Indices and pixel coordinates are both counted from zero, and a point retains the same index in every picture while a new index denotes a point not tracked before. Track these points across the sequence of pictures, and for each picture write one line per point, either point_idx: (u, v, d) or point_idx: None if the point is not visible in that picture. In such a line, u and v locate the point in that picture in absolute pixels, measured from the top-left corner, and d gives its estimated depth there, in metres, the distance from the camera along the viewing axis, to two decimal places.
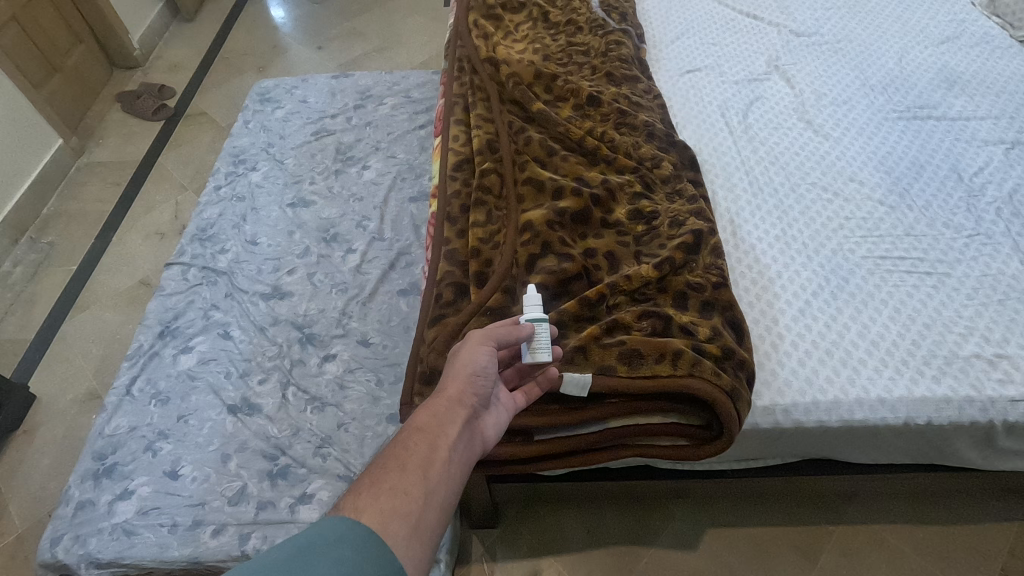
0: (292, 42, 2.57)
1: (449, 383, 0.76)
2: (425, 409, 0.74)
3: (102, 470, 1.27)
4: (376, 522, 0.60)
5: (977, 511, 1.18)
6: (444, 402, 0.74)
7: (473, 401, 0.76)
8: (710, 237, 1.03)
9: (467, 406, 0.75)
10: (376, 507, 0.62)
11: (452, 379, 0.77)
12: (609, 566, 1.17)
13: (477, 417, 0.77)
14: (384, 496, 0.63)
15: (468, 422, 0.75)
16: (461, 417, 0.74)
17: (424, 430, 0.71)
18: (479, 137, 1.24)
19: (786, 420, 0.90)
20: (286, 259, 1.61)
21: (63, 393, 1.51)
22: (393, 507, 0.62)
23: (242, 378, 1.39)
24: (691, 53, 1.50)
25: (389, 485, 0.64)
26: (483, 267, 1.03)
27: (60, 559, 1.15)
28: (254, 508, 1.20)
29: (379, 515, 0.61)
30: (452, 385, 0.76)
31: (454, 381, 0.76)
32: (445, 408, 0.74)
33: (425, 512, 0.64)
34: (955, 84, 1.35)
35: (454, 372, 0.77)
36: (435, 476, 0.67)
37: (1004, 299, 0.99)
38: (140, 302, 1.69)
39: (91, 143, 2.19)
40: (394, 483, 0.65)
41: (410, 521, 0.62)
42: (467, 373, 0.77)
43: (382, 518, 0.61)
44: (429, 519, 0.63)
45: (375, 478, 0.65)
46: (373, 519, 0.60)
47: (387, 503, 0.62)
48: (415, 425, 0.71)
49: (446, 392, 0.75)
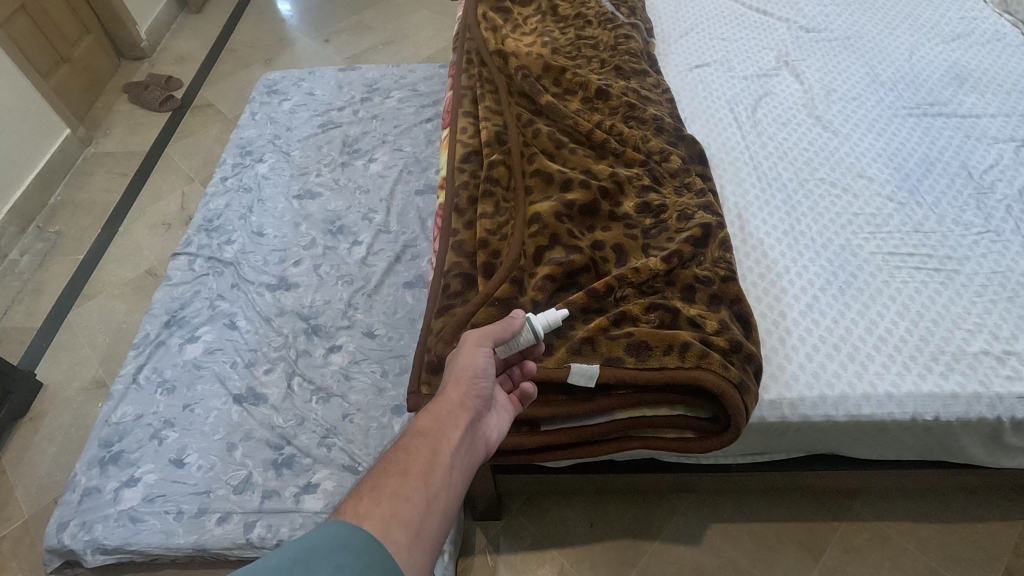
0: (298, 35, 2.57)
1: (449, 386, 0.75)
2: (425, 413, 0.72)
3: (108, 457, 1.28)
4: (377, 528, 0.59)
5: (982, 509, 1.18)
6: (445, 405, 0.73)
7: (475, 405, 0.75)
8: (718, 231, 1.02)
9: (469, 410, 0.74)
10: (377, 513, 0.60)
11: (452, 383, 0.76)
12: (611, 559, 1.18)
13: (479, 421, 0.76)
14: (386, 501, 0.62)
15: (470, 426, 0.74)
16: (463, 421, 0.73)
17: (425, 434, 0.69)
18: (487, 129, 1.24)
19: (793, 415, 0.90)
20: (292, 251, 1.61)
21: (69, 381, 1.52)
22: (394, 513, 0.60)
23: (247, 367, 1.39)
24: (700, 48, 1.50)
25: (391, 490, 0.62)
26: (491, 258, 1.03)
27: (67, 545, 1.17)
28: (258, 497, 1.20)
29: (380, 521, 0.59)
30: (452, 389, 0.75)
31: (454, 385, 0.75)
32: (446, 412, 0.73)
33: (427, 519, 0.62)
34: (965, 81, 1.34)
35: (454, 375, 0.76)
36: (437, 481, 0.66)
37: (1013, 296, 0.99)
38: (146, 292, 1.69)
39: (98, 133, 2.19)
40: (396, 488, 0.63)
41: (412, 527, 0.60)
42: (468, 376, 0.76)
43: (383, 525, 0.59)
44: (431, 526, 0.62)
45: (376, 482, 0.64)
46: (375, 525, 0.59)
47: (389, 509, 0.61)
48: (417, 429, 0.70)
49: (446, 396, 0.74)
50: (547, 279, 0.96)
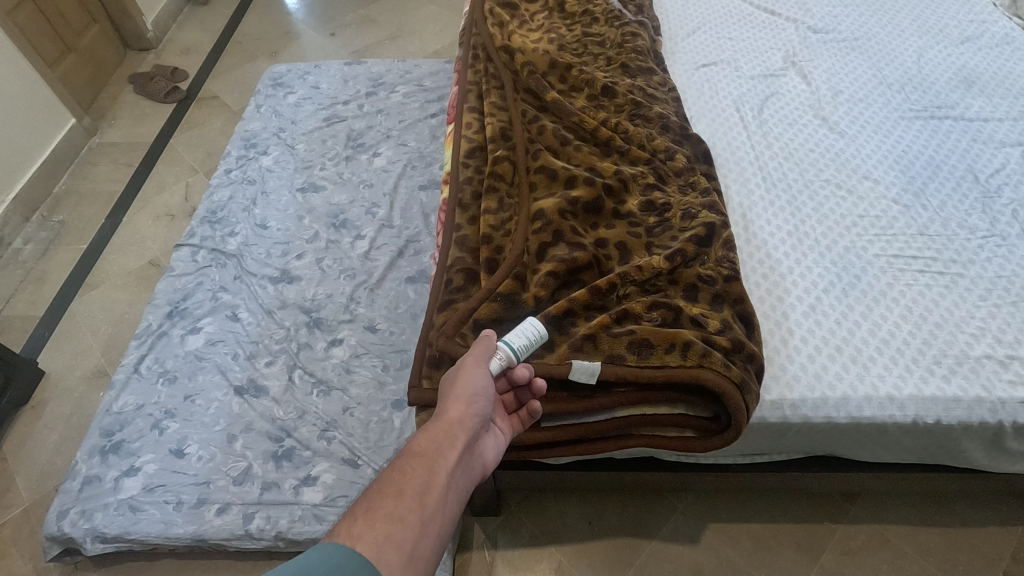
0: (304, 28, 2.57)
1: (448, 406, 0.76)
2: (423, 433, 0.73)
3: (108, 446, 1.28)
4: (372, 550, 0.58)
5: (982, 514, 1.18)
6: (443, 426, 0.73)
7: (473, 425, 0.76)
8: (723, 230, 1.02)
9: (467, 430, 0.75)
10: (371, 534, 0.60)
11: (452, 404, 0.77)
12: (608, 556, 1.18)
13: (477, 443, 0.77)
14: (381, 523, 0.61)
15: (468, 447, 0.74)
16: (460, 442, 0.73)
17: (422, 455, 0.70)
18: (493, 125, 1.23)
19: (794, 415, 0.90)
20: (295, 244, 1.61)
21: (71, 370, 1.52)
22: (389, 534, 0.60)
23: (249, 359, 1.39)
24: (707, 47, 1.49)
25: (386, 511, 0.62)
26: (495, 253, 1.03)
27: (67, 532, 1.17)
28: (258, 489, 1.21)
29: (375, 542, 0.59)
30: (452, 409, 0.76)
31: (455, 405, 0.76)
32: (444, 432, 0.73)
33: (421, 541, 0.62)
34: (973, 84, 1.34)
35: (453, 395, 0.77)
36: (433, 503, 0.66)
37: (1017, 301, 0.98)
38: (149, 283, 1.69)
39: (104, 124, 2.19)
40: (392, 509, 0.63)
41: (406, 549, 0.60)
42: (467, 396, 0.77)
43: (376, 545, 0.59)
44: (424, 549, 0.62)
45: (372, 503, 0.64)
46: (369, 547, 0.58)
47: (384, 530, 0.61)
48: (415, 449, 0.70)
49: (445, 417, 0.75)
50: (550, 276, 0.95)
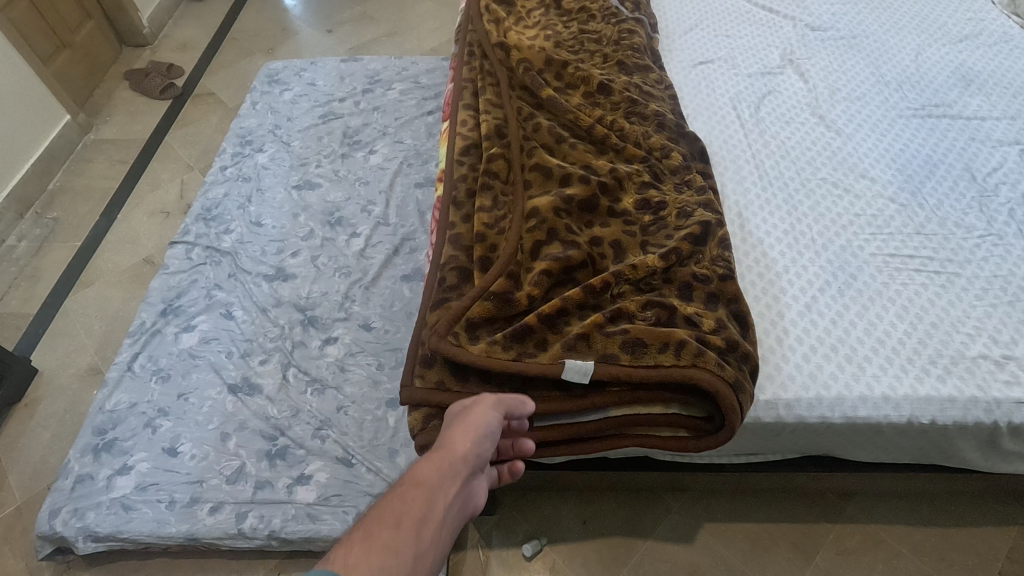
0: (301, 24, 2.56)
1: (455, 439, 0.73)
2: (426, 463, 0.70)
3: (101, 444, 1.27)
4: None
5: (977, 514, 1.17)
6: (447, 459, 0.70)
7: (476, 462, 0.73)
8: (718, 229, 1.02)
9: (469, 467, 0.72)
10: (365, 565, 0.57)
11: (458, 438, 0.74)
12: (603, 557, 1.17)
13: (476, 480, 0.74)
14: (376, 553, 0.58)
15: (467, 485, 0.71)
16: (461, 478, 0.70)
17: (423, 486, 0.67)
18: (487, 122, 1.22)
19: (788, 415, 0.89)
20: (290, 241, 1.60)
21: (64, 368, 1.52)
22: (383, 567, 0.57)
23: (243, 358, 1.39)
24: (704, 45, 1.48)
25: (382, 542, 0.59)
26: (489, 251, 1.01)
27: (59, 531, 1.17)
28: (251, 488, 1.20)
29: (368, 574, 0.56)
30: (458, 442, 0.73)
31: (462, 439, 0.73)
32: (448, 465, 0.70)
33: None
34: (971, 83, 1.33)
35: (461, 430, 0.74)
36: (427, 539, 0.62)
37: (1014, 300, 0.98)
38: (143, 280, 1.69)
39: (98, 120, 2.18)
40: (387, 540, 0.60)
41: None
42: (475, 434, 0.74)
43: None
44: None
45: (368, 532, 0.60)
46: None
47: (378, 562, 0.58)
48: (416, 479, 0.67)
49: (451, 450, 0.72)
50: (544, 275, 0.94)
